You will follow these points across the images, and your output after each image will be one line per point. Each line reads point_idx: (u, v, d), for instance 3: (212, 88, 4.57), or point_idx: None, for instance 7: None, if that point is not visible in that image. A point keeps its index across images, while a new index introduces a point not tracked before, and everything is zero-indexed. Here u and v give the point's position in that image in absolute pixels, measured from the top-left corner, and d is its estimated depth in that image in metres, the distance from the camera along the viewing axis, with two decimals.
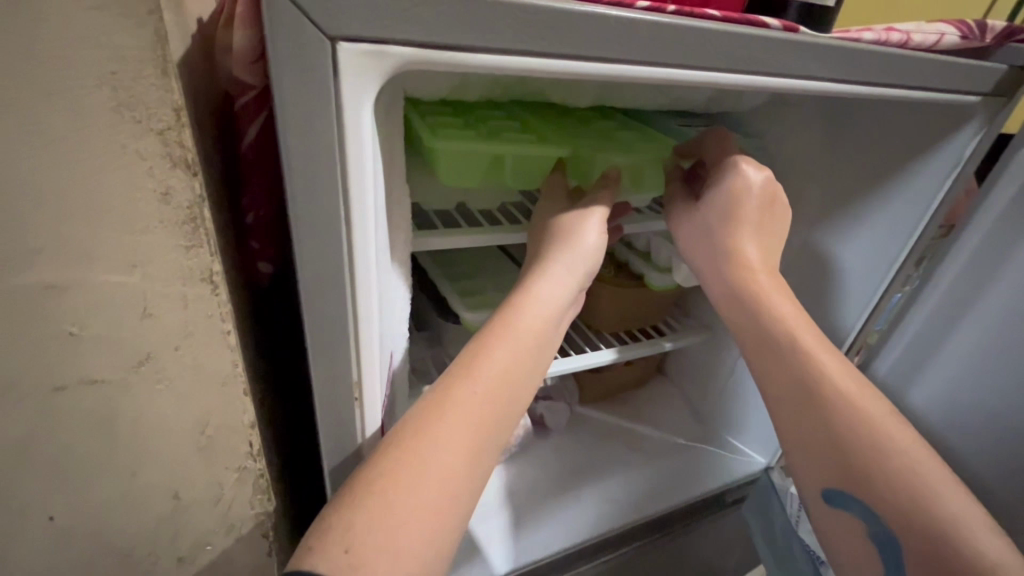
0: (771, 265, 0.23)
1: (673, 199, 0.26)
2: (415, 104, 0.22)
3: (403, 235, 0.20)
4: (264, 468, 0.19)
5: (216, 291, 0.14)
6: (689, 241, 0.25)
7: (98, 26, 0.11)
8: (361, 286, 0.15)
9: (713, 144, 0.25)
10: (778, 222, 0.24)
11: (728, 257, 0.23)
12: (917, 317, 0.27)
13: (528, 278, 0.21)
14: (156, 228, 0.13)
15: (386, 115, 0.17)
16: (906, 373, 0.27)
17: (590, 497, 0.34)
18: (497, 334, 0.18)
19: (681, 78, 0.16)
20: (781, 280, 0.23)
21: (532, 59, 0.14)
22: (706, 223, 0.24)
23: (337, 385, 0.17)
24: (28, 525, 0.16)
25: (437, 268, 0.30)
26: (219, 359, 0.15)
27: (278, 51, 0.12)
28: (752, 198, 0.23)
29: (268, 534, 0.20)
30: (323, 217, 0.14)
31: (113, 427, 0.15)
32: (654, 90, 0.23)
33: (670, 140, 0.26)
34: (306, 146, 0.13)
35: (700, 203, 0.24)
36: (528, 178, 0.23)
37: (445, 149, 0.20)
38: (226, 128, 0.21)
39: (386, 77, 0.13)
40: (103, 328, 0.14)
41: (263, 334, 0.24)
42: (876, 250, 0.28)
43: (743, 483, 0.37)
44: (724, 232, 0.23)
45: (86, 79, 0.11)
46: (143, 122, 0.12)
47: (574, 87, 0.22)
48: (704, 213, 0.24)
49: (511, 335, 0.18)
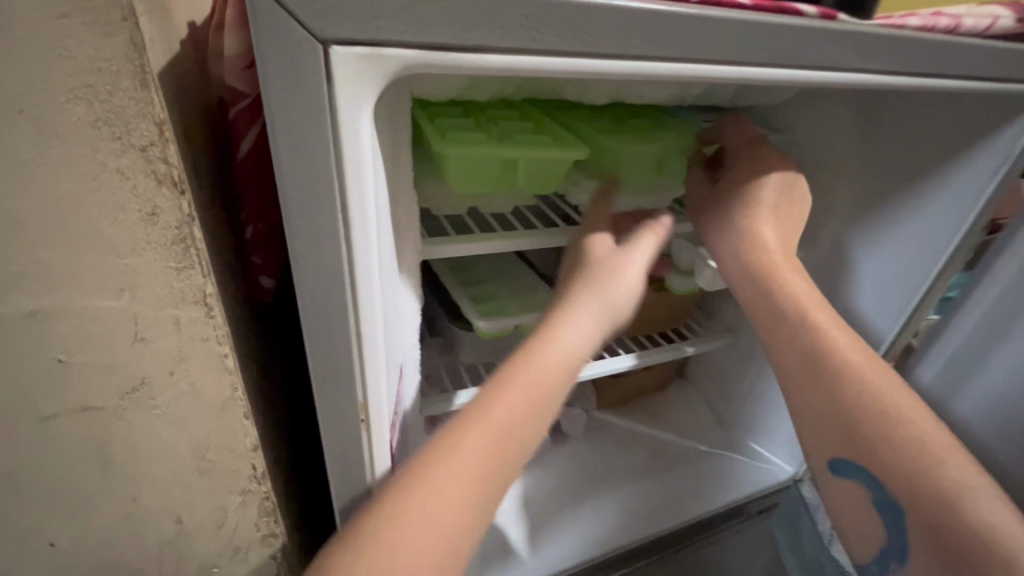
0: (789, 247, 0.22)
1: (693, 187, 0.24)
2: (425, 106, 0.21)
3: (411, 246, 0.19)
4: (269, 493, 0.18)
5: (211, 313, 0.14)
6: (712, 229, 0.23)
7: (72, 39, 0.10)
8: (365, 306, 0.14)
9: (733, 130, 0.24)
10: (798, 206, 0.23)
11: (750, 241, 0.21)
12: (967, 320, 0.25)
13: (561, 306, 0.18)
14: (143, 249, 0.12)
15: (389, 120, 0.16)
16: (951, 382, 0.26)
17: (609, 505, 0.33)
18: (516, 380, 0.16)
19: (708, 73, 0.15)
20: (799, 263, 0.22)
21: (546, 59, 0.13)
22: (721, 207, 0.23)
23: (342, 408, 0.16)
24: (28, 551, 0.16)
25: (448, 273, 0.29)
26: (216, 381, 0.15)
27: (266, 57, 0.11)
28: (767, 181, 0.22)
29: (276, 555, 0.20)
30: (318, 237, 0.13)
31: (109, 453, 0.15)
32: (677, 86, 0.22)
33: (692, 127, 0.24)
34: (301, 160, 0.12)
35: (721, 188, 0.23)
36: (550, 184, 0.21)
37: (454, 154, 0.19)
38: (223, 140, 0.20)
39: (386, 84, 0.12)
40: (94, 352, 0.13)
41: (269, 346, 0.23)
42: (918, 247, 0.26)
43: (771, 493, 0.35)
44: (744, 215, 0.22)
45: (62, 94, 0.10)
46: (125, 140, 0.11)
47: (591, 85, 0.21)
48: (725, 197, 0.23)
49: (532, 383, 0.16)
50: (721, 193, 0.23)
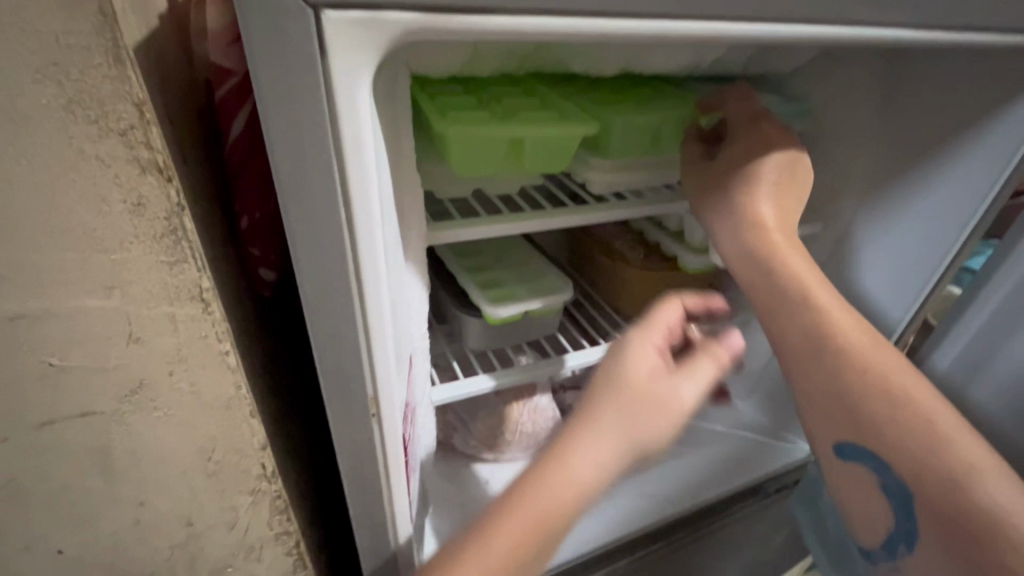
0: (787, 227, 0.20)
1: (688, 161, 0.22)
2: (423, 84, 0.20)
3: (417, 231, 0.18)
4: (281, 491, 0.17)
5: (209, 309, 0.13)
6: (704, 212, 0.21)
7: (38, 15, 0.09)
8: (372, 294, 0.13)
9: (735, 102, 0.21)
10: (800, 191, 0.21)
11: (742, 225, 0.19)
12: (992, 296, 0.22)
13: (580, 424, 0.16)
14: (131, 242, 0.11)
15: (388, 98, 0.15)
16: (970, 366, 0.23)
17: (623, 495, 0.32)
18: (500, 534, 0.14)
19: (731, 32, 0.14)
20: (797, 242, 0.20)
21: (556, 20, 0.11)
22: (717, 184, 0.20)
23: (352, 404, 0.15)
24: (37, 559, 0.15)
25: (454, 259, 0.28)
26: (218, 382, 0.14)
27: (251, 28, 0.10)
28: (769, 163, 0.20)
29: (293, 553, 0.19)
30: (317, 222, 0.12)
31: (111, 458, 0.14)
32: (688, 53, 0.21)
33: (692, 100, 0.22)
34: (296, 139, 0.11)
35: (715, 164, 0.21)
36: (560, 163, 0.20)
37: (456, 134, 0.17)
38: (213, 128, 0.19)
39: (384, 52, 0.11)
40: (87, 354, 0.12)
41: (273, 340, 0.22)
42: (939, 221, 0.24)
43: (790, 471, 0.34)
44: (738, 197, 0.20)
45: (29, 75, 0.10)
46: (102, 124, 0.10)
47: (598, 54, 0.20)
48: (719, 172, 0.20)
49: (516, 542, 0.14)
50: (719, 168, 0.21)
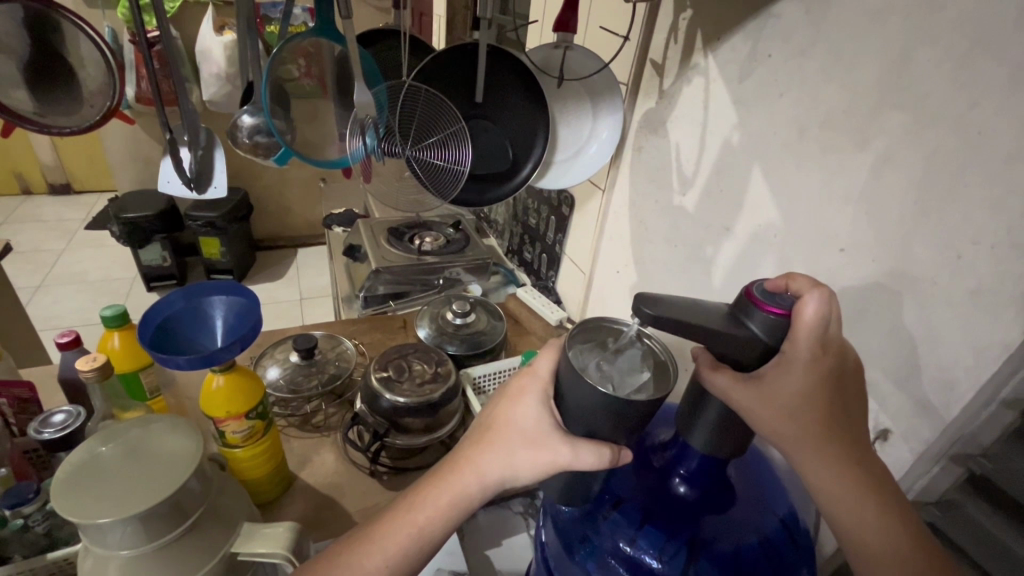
0: None
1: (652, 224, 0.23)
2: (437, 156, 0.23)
3: None
4: None
5: None
6: None
7: None
8: None
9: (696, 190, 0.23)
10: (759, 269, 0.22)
11: None
12: None
13: None
14: None
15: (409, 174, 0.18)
16: None
17: None
18: None
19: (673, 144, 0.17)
20: None
21: None
22: None
23: None
24: None
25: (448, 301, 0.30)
26: None
27: None
28: None
29: None
30: None
31: None
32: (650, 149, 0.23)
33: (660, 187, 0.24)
34: None
35: None
36: None
37: None
38: None
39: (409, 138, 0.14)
40: None
41: None
42: None
43: None
44: None
45: None
46: None
47: None
48: None
49: None
50: None
